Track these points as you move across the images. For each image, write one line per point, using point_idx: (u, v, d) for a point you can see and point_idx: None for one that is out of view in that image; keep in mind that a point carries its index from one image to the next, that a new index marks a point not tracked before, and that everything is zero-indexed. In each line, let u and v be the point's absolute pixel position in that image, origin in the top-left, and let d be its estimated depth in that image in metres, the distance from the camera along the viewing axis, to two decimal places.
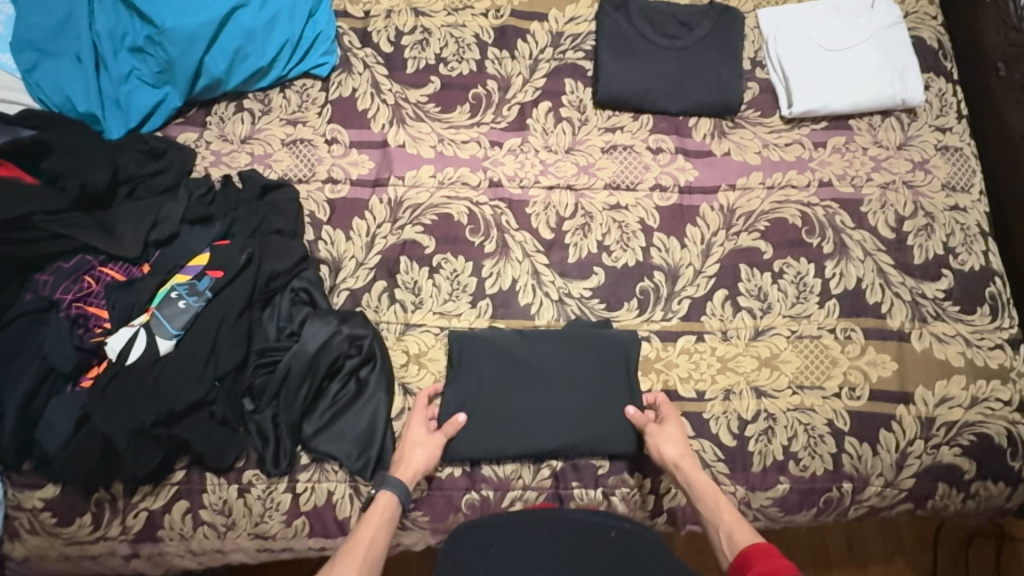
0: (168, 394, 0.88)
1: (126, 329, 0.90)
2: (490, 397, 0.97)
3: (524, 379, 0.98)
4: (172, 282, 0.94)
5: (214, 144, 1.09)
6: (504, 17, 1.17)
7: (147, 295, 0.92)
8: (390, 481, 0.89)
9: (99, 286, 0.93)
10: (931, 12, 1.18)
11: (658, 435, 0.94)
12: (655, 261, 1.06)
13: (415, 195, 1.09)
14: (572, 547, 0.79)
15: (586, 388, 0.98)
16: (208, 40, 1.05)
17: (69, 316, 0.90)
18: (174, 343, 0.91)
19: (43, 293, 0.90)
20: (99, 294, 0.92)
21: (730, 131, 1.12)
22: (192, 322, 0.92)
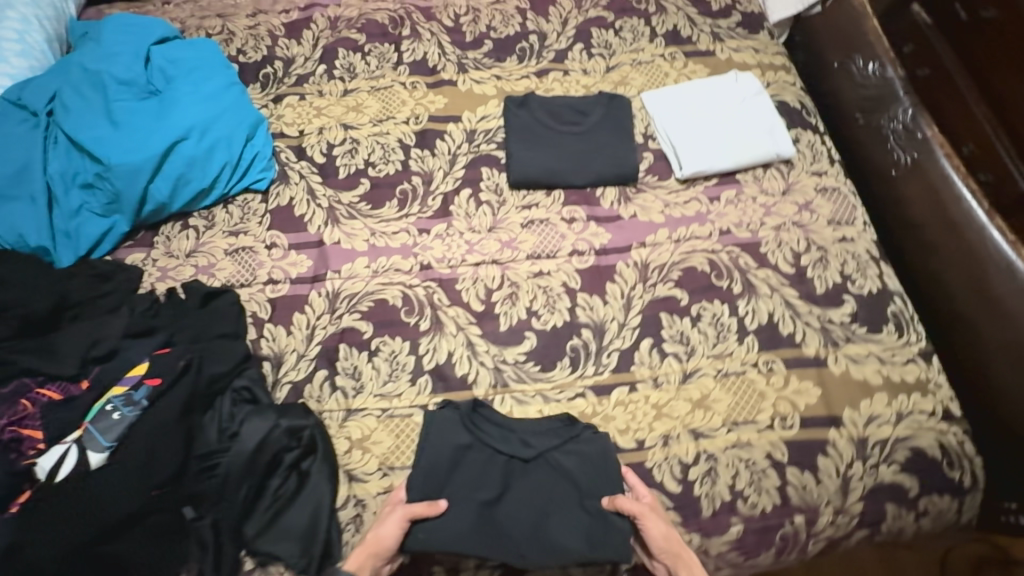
0: (103, 511, 0.87)
1: (58, 447, 0.92)
2: (504, 510, 0.97)
3: (499, 497, 0.98)
4: (108, 395, 0.97)
5: (160, 261, 1.18)
6: (423, 122, 1.32)
7: (82, 412, 0.95)
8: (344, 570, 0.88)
9: (36, 407, 0.95)
10: (789, 80, 1.37)
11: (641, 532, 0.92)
12: (581, 319, 1.13)
13: (351, 285, 1.16)
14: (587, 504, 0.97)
15: (513, 444, 1.02)
16: (153, 171, 1.14)
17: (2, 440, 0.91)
18: (107, 455, 0.92)
19: None
20: (35, 415, 0.94)
21: (634, 196, 1.25)
22: (127, 431, 0.94)
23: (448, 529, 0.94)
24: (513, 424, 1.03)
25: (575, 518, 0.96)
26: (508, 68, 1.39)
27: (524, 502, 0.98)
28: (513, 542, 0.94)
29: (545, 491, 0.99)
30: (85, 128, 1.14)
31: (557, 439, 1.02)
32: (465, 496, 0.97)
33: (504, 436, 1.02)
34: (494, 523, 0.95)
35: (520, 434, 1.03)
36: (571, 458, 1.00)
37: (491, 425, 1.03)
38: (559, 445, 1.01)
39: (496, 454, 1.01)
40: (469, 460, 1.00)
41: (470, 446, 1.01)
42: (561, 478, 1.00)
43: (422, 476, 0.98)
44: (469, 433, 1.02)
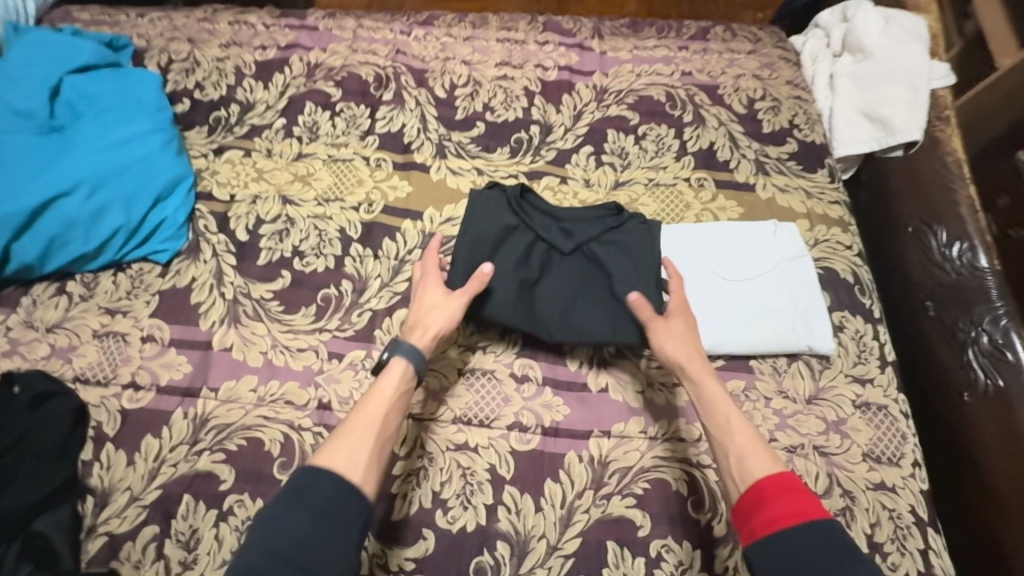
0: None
1: None
2: (535, 319, 0.94)
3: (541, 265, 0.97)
4: None
5: (15, 330, 0.97)
6: (375, 212, 1.08)
7: None
8: (403, 347, 0.83)
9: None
10: (844, 241, 1.06)
11: (661, 332, 0.88)
12: (500, 527, 0.85)
13: (226, 411, 0.92)
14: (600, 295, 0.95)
15: (564, 209, 1.02)
16: (19, 227, 0.94)
17: None
18: None
19: None
20: None
21: (611, 362, 0.97)
22: None
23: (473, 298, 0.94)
24: (560, 216, 1.01)
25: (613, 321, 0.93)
26: (496, 161, 1.14)
27: (553, 312, 0.94)
28: (542, 316, 0.94)
29: (580, 283, 0.96)
30: None
31: (607, 222, 1.00)
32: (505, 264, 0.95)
33: (551, 214, 1.01)
34: (526, 299, 0.95)
35: (566, 220, 1.00)
36: (615, 253, 0.97)
37: (539, 225, 0.99)
38: (598, 235, 0.98)
39: (538, 238, 0.98)
40: (512, 239, 0.97)
41: (515, 228, 0.98)
42: (598, 302, 0.95)
43: (464, 258, 0.95)
44: (516, 215, 0.99)
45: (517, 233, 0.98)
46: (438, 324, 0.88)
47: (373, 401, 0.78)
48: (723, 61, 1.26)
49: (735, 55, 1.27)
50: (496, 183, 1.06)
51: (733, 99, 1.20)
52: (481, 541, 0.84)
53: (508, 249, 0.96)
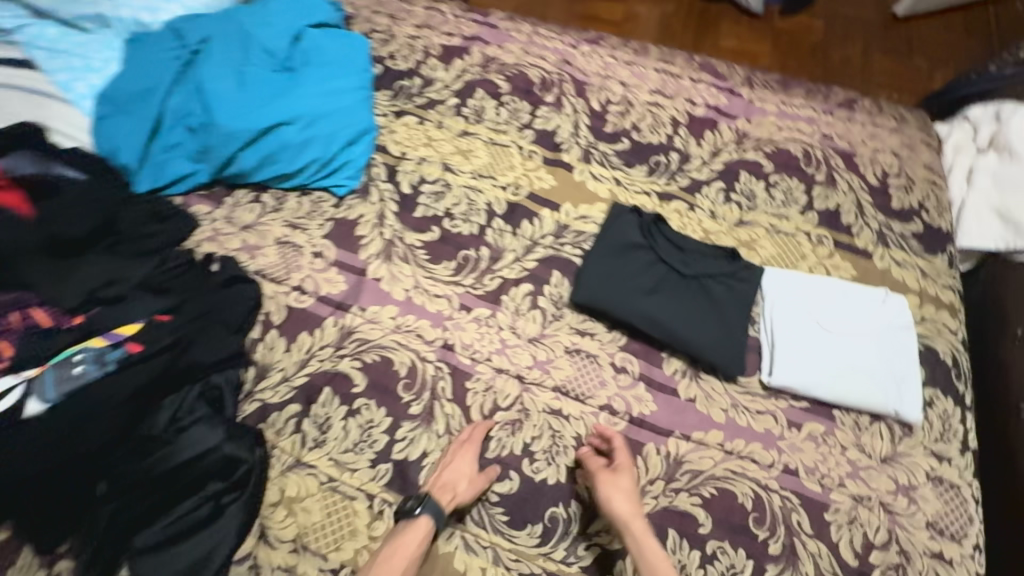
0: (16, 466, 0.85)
1: (10, 379, 0.90)
2: (647, 323, 1.05)
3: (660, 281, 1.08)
4: (84, 344, 0.95)
5: (217, 222, 1.17)
6: (520, 195, 1.22)
7: (50, 352, 0.93)
8: (430, 506, 0.89)
9: (22, 324, 0.94)
10: (950, 326, 1.11)
11: (611, 485, 0.91)
12: (577, 489, 0.96)
13: (368, 329, 1.08)
14: (707, 317, 1.06)
15: (686, 239, 1.13)
16: (248, 141, 1.15)
17: None
18: (44, 408, 0.90)
19: None
20: (12, 334, 0.93)
21: (703, 376, 1.05)
22: (76, 391, 0.91)
23: (596, 294, 1.08)
24: (682, 244, 1.12)
25: (715, 342, 1.04)
26: (633, 176, 1.26)
27: (664, 322, 1.05)
28: (653, 322, 1.05)
29: (692, 302, 1.07)
30: (214, 79, 1.16)
31: (722, 260, 1.12)
32: (627, 274, 1.09)
33: (675, 241, 1.12)
34: (642, 304, 1.06)
35: (686, 249, 1.12)
36: (725, 288, 1.09)
37: (662, 249, 1.11)
38: (713, 268, 1.10)
39: (661, 259, 1.10)
40: (637, 255, 1.11)
41: (640, 247, 1.11)
42: (705, 321, 1.05)
43: (594, 263, 1.11)
44: (642, 237, 1.12)
45: (641, 251, 1.11)
46: (466, 493, 0.91)
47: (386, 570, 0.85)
48: (865, 132, 1.32)
49: (879, 129, 1.33)
50: (631, 205, 1.20)
51: (867, 171, 1.26)
52: (559, 495, 0.95)
53: (632, 262, 1.10)
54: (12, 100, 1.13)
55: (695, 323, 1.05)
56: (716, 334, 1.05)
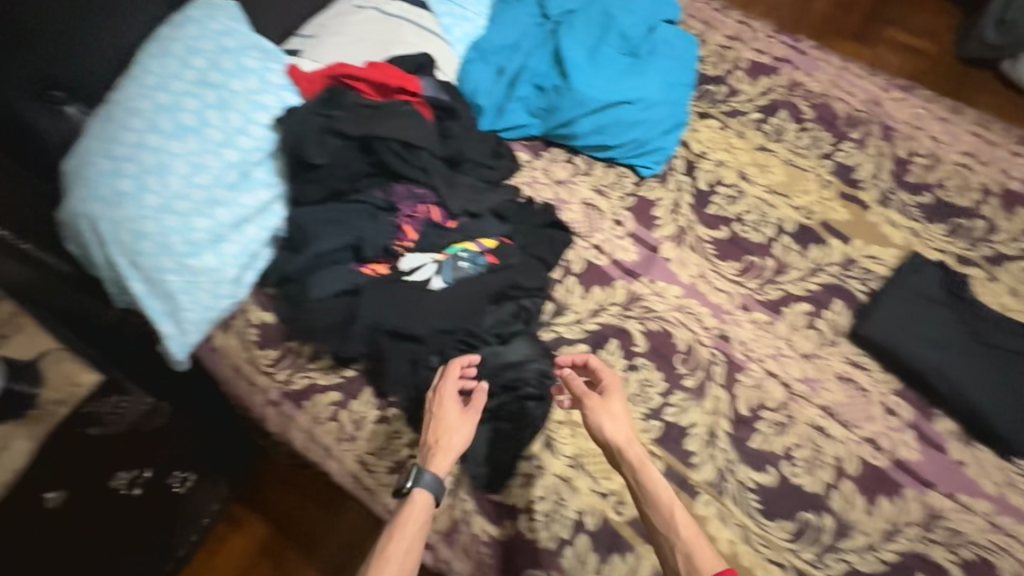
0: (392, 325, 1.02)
1: (421, 257, 1.08)
2: (935, 375, 1.08)
3: (955, 340, 1.10)
4: (464, 245, 1.11)
5: (535, 171, 1.33)
6: (812, 220, 1.27)
7: (447, 244, 1.10)
8: (425, 478, 0.92)
9: (422, 215, 1.11)
10: None
11: (442, 423, 0.96)
12: (831, 504, 1.01)
13: (654, 301, 1.20)
14: (1001, 389, 1.06)
15: (984, 309, 1.14)
16: (590, 110, 1.28)
17: (395, 223, 1.10)
18: (441, 287, 1.07)
19: (390, 198, 1.11)
20: (417, 221, 1.11)
21: (976, 444, 1.06)
22: (461, 280, 1.08)
23: (885, 333, 1.12)
24: (980, 313, 1.13)
25: (1004, 415, 1.04)
26: (931, 232, 1.25)
27: (956, 380, 1.06)
28: (942, 375, 1.07)
29: (987, 370, 1.07)
30: (572, 48, 1.31)
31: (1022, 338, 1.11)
32: (918, 323, 1.12)
33: (971, 309, 1.14)
34: (934, 356, 1.08)
35: (983, 319, 1.13)
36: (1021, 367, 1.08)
37: (959, 312, 1.13)
38: (1012, 345, 1.10)
39: (956, 319, 1.12)
40: (931, 309, 1.14)
41: (935, 302, 1.14)
42: (998, 392, 1.06)
43: (885, 304, 1.15)
44: (939, 294, 1.15)
45: (936, 307, 1.14)
46: (455, 445, 0.94)
47: (405, 535, 0.88)
48: None
49: None
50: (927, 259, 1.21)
51: None
52: (812, 505, 1.01)
53: (925, 314, 1.13)
54: (409, 30, 1.36)
55: (986, 391, 1.06)
56: (1007, 408, 1.05)
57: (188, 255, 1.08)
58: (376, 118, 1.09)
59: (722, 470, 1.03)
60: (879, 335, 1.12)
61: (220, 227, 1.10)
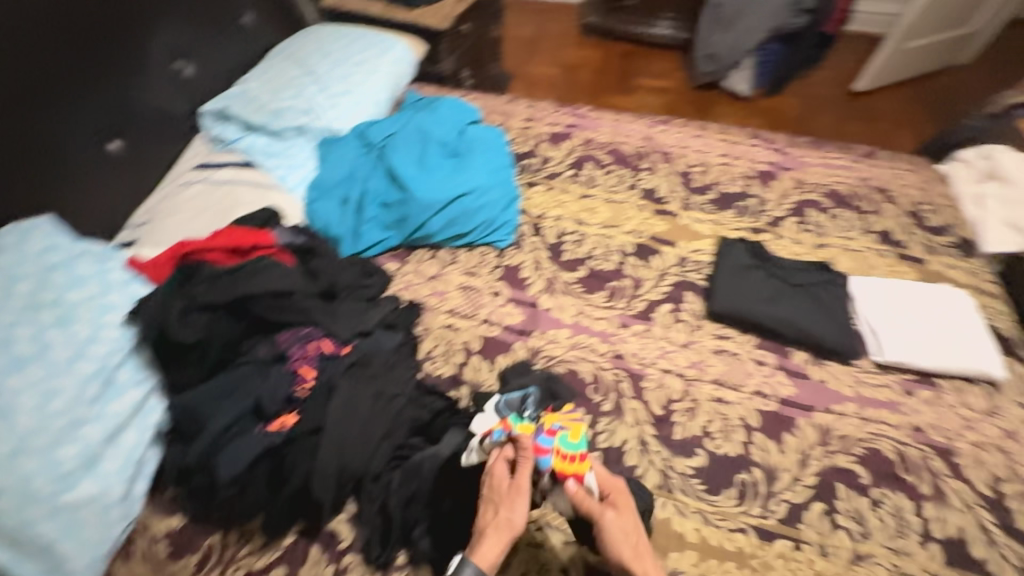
0: (316, 470, 1.00)
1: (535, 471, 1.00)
2: (774, 321, 1.33)
3: (776, 290, 1.37)
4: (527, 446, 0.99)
5: (408, 276, 1.44)
6: (643, 238, 1.54)
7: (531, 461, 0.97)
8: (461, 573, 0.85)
9: (314, 353, 1.13)
10: (1001, 309, 1.41)
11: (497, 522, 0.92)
12: (754, 458, 1.17)
13: (551, 349, 1.32)
14: (820, 315, 1.34)
15: (784, 260, 1.44)
16: (437, 210, 1.44)
17: (291, 370, 1.10)
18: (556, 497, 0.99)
19: (276, 348, 1.11)
20: (311, 360, 1.12)
21: (827, 362, 1.31)
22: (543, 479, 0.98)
23: (729, 302, 1.35)
24: (784, 263, 1.43)
25: (830, 332, 1.31)
26: (726, 218, 1.59)
27: (789, 320, 1.32)
28: (779, 319, 1.32)
29: (805, 305, 1.35)
30: (402, 165, 1.49)
31: (815, 272, 1.43)
32: (748, 286, 1.38)
33: (778, 261, 1.44)
34: (768, 307, 1.34)
35: (787, 267, 1.43)
36: (825, 293, 1.39)
37: (771, 268, 1.42)
38: (812, 280, 1.41)
39: (770, 274, 1.41)
40: (751, 272, 1.41)
41: (752, 266, 1.42)
42: (818, 317, 1.34)
43: (721, 280, 1.40)
44: (752, 259, 1.44)
45: (755, 270, 1.41)
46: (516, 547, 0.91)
47: None
48: (891, 173, 1.71)
49: (901, 171, 1.72)
50: (733, 237, 1.52)
51: (902, 201, 1.62)
52: (740, 466, 1.16)
53: (750, 277, 1.40)
54: (246, 189, 1.45)
55: (811, 320, 1.33)
56: (829, 326, 1.33)
57: (58, 495, 0.93)
58: (235, 282, 1.12)
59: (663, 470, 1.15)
60: (726, 306, 1.35)
61: (91, 446, 0.98)
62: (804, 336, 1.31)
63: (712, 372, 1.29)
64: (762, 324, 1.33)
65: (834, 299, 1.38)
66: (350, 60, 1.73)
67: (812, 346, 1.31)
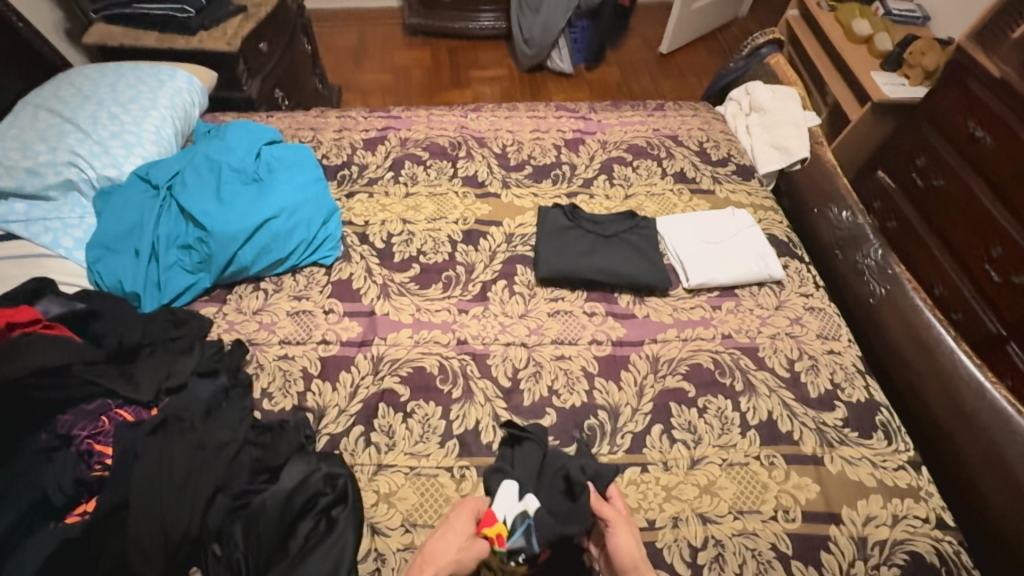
0: (133, 546, 0.91)
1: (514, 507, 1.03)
2: (596, 272, 1.42)
3: (593, 245, 1.48)
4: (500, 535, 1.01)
5: (229, 315, 1.34)
6: (470, 223, 1.57)
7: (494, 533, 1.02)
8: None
9: (111, 424, 1.05)
10: (777, 219, 1.64)
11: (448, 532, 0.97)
12: (598, 402, 1.25)
13: (394, 351, 1.30)
14: (634, 257, 1.46)
15: (598, 217, 1.56)
16: (244, 239, 1.35)
17: (78, 450, 0.99)
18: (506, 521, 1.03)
19: (60, 431, 1.01)
20: (108, 433, 1.03)
21: (647, 299, 1.44)
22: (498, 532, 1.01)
23: (554, 264, 1.42)
24: (598, 219, 1.55)
25: (645, 269, 1.44)
26: (544, 188, 1.68)
27: (608, 267, 1.42)
28: (599, 269, 1.42)
29: (620, 251, 1.47)
30: (196, 201, 1.38)
31: (625, 221, 1.56)
32: (568, 246, 1.46)
33: (592, 219, 1.55)
34: (588, 260, 1.44)
35: (601, 221, 1.54)
36: (636, 237, 1.52)
37: (587, 226, 1.52)
38: (624, 228, 1.53)
39: (586, 231, 1.51)
40: (569, 233, 1.50)
41: (569, 227, 1.52)
42: (633, 259, 1.46)
43: (544, 245, 1.47)
44: (568, 221, 1.53)
45: (573, 230, 1.51)
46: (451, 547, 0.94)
47: None
48: (678, 121, 1.91)
49: (686, 117, 1.93)
50: (553, 204, 1.61)
51: (689, 142, 1.82)
52: (586, 412, 1.23)
53: (570, 238, 1.49)
54: (5, 264, 1.24)
55: (627, 263, 1.44)
56: (643, 264, 1.45)
57: None
58: None
59: None
60: (551, 268, 1.42)
61: None
62: (624, 279, 1.42)
63: (551, 333, 1.36)
64: (585, 277, 1.42)
65: (644, 240, 1.51)
66: (117, 98, 1.54)
67: (634, 286, 1.43)
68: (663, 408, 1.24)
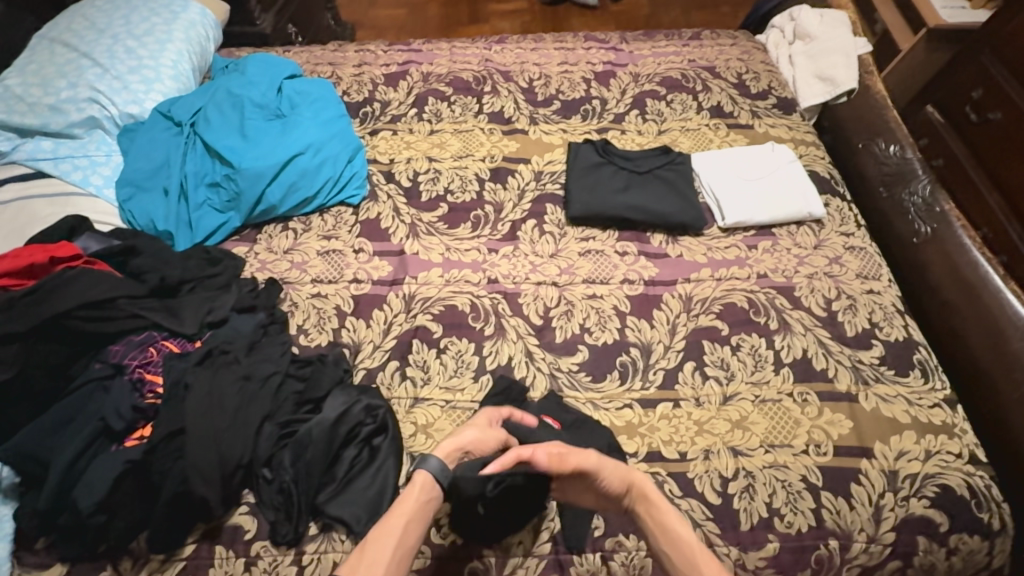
0: (191, 468, 0.95)
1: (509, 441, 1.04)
2: (628, 210, 1.38)
3: (625, 182, 1.43)
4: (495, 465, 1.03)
5: (261, 255, 1.34)
6: (497, 161, 1.53)
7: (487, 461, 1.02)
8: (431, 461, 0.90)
9: (158, 356, 1.07)
10: (819, 155, 1.56)
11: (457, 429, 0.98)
12: (630, 339, 1.25)
13: (426, 290, 1.30)
14: (668, 194, 1.42)
15: (631, 153, 1.50)
16: (272, 177, 1.33)
17: (131, 379, 1.03)
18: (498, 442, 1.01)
19: (111, 360, 1.04)
20: (157, 363, 1.06)
21: (681, 238, 1.41)
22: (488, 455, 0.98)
23: (585, 202, 1.39)
24: (631, 156, 1.49)
25: (679, 207, 1.40)
26: (573, 124, 1.61)
27: (640, 205, 1.39)
28: (632, 207, 1.38)
29: (653, 188, 1.42)
30: (221, 138, 1.36)
31: (659, 157, 1.49)
32: (600, 183, 1.42)
33: (625, 155, 1.49)
34: (620, 198, 1.40)
35: (634, 158, 1.49)
36: (670, 173, 1.46)
37: (620, 162, 1.47)
38: (658, 164, 1.47)
39: (618, 167, 1.46)
40: (600, 170, 1.45)
41: (601, 163, 1.47)
42: (667, 197, 1.41)
43: (575, 182, 1.43)
44: (600, 157, 1.48)
45: (605, 167, 1.46)
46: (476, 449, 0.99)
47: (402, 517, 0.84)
48: (716, 51, 1.79)
49: (724, 47, 1.81)
50: (584, 141, 1.55)
51: (727, 74, 1.72)
52: (618, 349, 1.23)
53: (602, 175, 1.44)
54: (41, 203, 1.24)
55: (661, 201, 1.40)
56: (678, 202, 1.40)
57: None
58: (36, 304, 1.02)
59: (552, 372, 1.20)
60: (582, 206, 1.39)
61: None
62: (657, 218, 1.38)
63: (583, 272, 1.34)
64: (617, 216, 1.39)
65: (679, 177, 1.46)
66: (132, 31, 1.49)
67: (667, 225, 1.39)
68: (695, 347, 1.24)
